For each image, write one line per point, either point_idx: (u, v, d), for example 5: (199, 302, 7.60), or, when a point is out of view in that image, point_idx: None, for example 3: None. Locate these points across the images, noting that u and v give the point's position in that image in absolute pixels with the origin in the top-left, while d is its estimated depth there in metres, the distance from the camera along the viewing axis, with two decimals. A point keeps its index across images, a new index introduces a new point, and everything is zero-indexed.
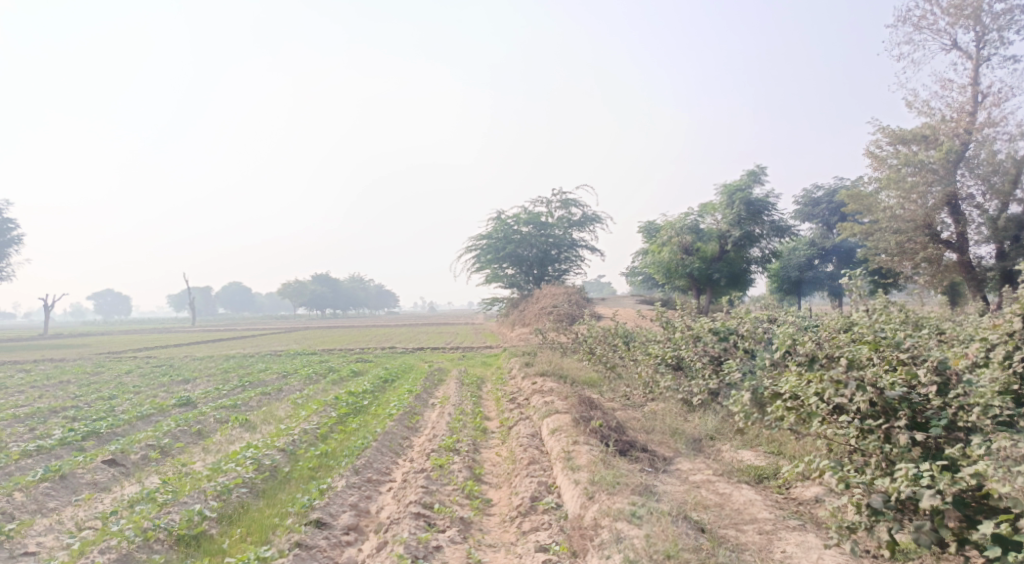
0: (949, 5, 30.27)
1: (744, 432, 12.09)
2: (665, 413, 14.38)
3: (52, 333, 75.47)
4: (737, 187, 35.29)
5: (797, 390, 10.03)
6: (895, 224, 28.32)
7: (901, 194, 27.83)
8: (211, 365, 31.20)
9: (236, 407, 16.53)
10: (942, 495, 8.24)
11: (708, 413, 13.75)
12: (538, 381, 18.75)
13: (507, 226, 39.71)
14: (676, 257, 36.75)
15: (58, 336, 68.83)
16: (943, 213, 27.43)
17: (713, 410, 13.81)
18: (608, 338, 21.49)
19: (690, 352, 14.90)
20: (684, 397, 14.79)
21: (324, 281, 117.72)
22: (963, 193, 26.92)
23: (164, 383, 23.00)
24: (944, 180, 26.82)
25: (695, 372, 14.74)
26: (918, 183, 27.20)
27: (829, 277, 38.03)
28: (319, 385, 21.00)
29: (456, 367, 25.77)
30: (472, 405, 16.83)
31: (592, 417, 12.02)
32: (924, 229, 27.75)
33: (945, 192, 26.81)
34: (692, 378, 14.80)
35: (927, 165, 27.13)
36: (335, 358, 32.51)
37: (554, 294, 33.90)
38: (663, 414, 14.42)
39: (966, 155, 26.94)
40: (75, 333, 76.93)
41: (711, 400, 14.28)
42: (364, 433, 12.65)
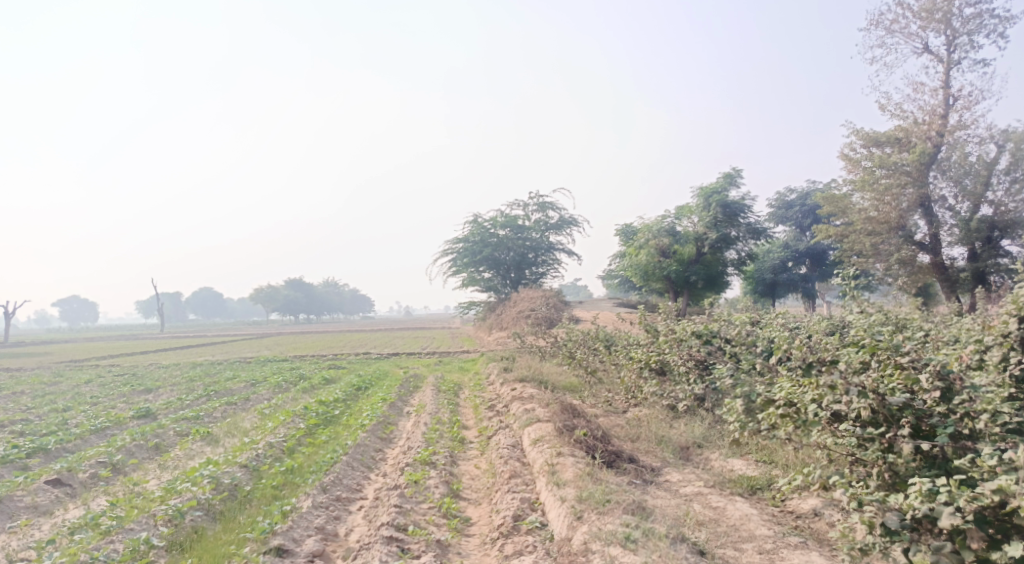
0: (920, 8, 30.13)
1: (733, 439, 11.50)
2: (651, 419, 13.80)
3: (17, 342, 73.65)
4: (712, 189, 34.92)
5: (793, 396, 9.50)
6: (869, 225, 28.03)
7: (875, 196, 27.57)
8: (178, 374, 30.28)
9: (199, 419, 15.76)
10: (962, 513, 7.76)
11: (695, 420, 13.19)
12: (516, 388, 18.15)
13: (483, 229, 39.04)
14: (653, 260, 36.07)
15: (23, 345, 67.12)
16: (916, 215, 27.21)
17: (701, 417, 13.25)
18: (588, 342, 20.95)
19: (674, 357, 14.31)
20: (668, 403, 14.20)
21: (298, 286, 116.35)
22: (935, 195, 26.77)
23: (126, 393, 22.12)
24: (917, 182, 26.62)
25: (679, 376, 14.17)
26: (892, 185, 26.97)
27: (804, 279, 37.75)
28: (288, 394, 20.21)
29: (431, 373, 25.10)
30: (448, 414, 16.19)
31: (576, 426, 11.36)
32: (898, 230, 27.48)
33: (918, 194, 26.61)
34: (676, 383, 14.25)
35: (902, 167, 26.92)
36: (307, 365, 31.70)
37: (531, 298, 33.31)
38: (648, 420, 13.85)
39: (938, 156, 26.74)
40: (40, 341, 75.11)
41: (696, 406, 13.70)
42: (334, 446, 11.94)
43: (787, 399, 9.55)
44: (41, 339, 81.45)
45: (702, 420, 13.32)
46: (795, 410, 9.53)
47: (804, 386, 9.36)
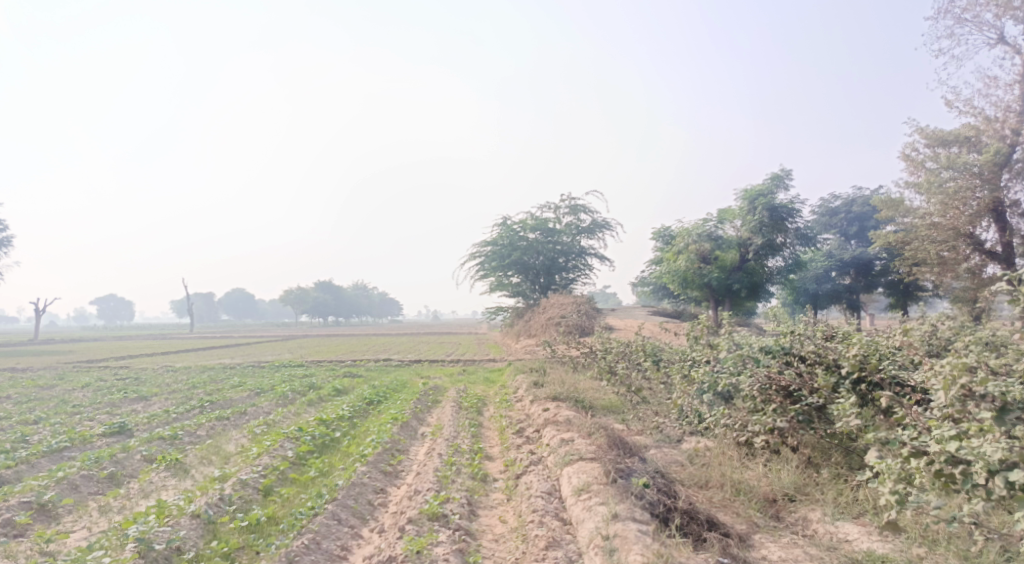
0: None
1: (835, 490, 9.07)
2: (723, 460, 11.08)
3: (41, 338, 72.41)
4: (758, 192, 31.93)
5: (966, 452, 7.86)
6: (933, 232, 25.11)
7: (941, 201, 24.52)
8: (180, 378, 28.07)
9: (177, 439, 13.38)
10: None
11: (779, 464, 10.61)
12: (550, 408, 15.54)
13: (512, 232, 36.50)
14: (693, 266, 33.30)
15: (44, 342, 65.83)
16: (986, 221, 24.03)
17: (786, 460, 10.76)
18: (633, 356, 18.24)
19: (743, 377, 11.49)
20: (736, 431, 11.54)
21: (326, 287, 114.40)
22: (1009, 199, 23.55)
23: (113, 401, 19.84)
24: (989, 183, 23.45)
25: (752, 402, 11.44)
26: (960, 189, 23.88)
27: (848, 290, 34.39)
28: (291, 409, 17.75)
29: (454, 386, 22.47)
30: (471, 439, 13.63)
31: (632, 472, 8.85)
32: (964, 237, 24.45)
33: (991, 198, 23.43)
34: (745, 409, 11.57)
35: (970, 169, 23.68)
36: (321, 372, 29.32)
37: (562, 303, 30.69)
38: (717, 461, 11.15)
39: (1013, 158, 23.61)
40: (63, 338, 73.93)
41: (778, 442, 11.04)
42: (322, 484, 9.58)
43: (956, 453, 7.94)
44: (66, 335, 80.38)
45: (789, 462, 10.73)
46: (964, 470, 7.91)
47: (988, 441, 7.79)
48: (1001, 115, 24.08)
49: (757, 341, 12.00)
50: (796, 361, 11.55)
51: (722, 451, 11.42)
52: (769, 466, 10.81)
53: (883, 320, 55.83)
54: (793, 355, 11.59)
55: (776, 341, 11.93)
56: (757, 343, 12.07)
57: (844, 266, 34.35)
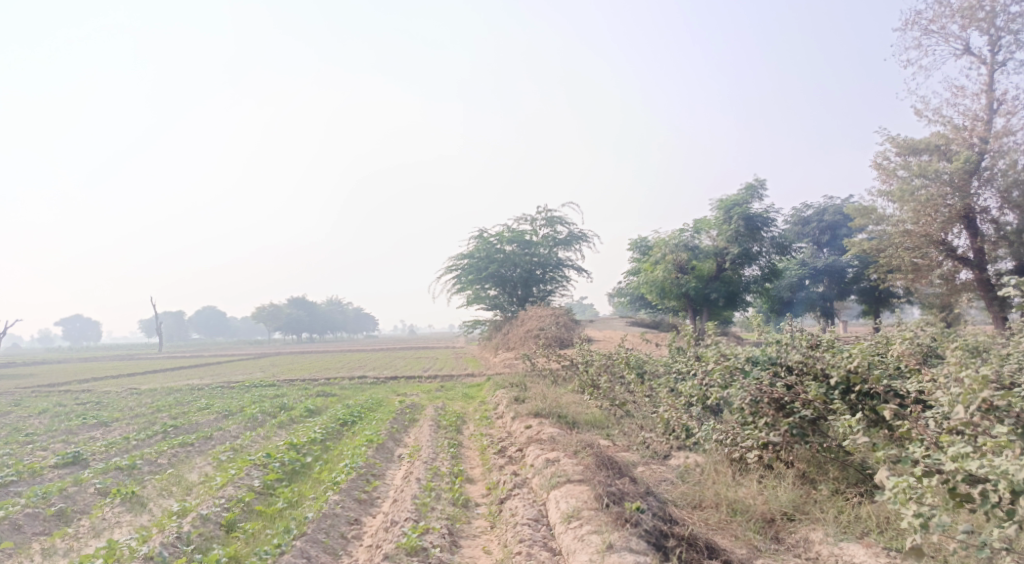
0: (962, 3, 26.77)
1: (838, 509, 8.74)
2: (716, 479, 10.49)
3: (9, 361, 70.84)
4: (734, 201, 31.64)
5: (988, 470, 7.79)
6: (907, 240, 24.70)
7: (913, 210, 24.13)
8: (145, 401, 27.13)
9: (136, 470, 12.61)
10: None
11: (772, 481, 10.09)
12: (531, 426, 14.90)
13: (488, 244, 35.96)
14: (670, 276, 32.83)
15: (12, 365, 64.39)
16: (957, 228, 23.62)
17: (778, 475, 10.29)
18: (616, 369, 17.69)
19: (732, 389, 10.91)
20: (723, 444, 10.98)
21: (300, 304, 112.88)
22: (979, 207, 23.15)
23: (74, 427, 18.96)
24: (960, 191, 23.03)
25: (741, 414, 10.87)
26: (931, 196, 23.44)
27: (823, 298, 34.10)
28: (261, 432, 16.99)
29: (431, 403, 21.77)
30: (449, 461, 12.98)
31: (624, 497, 8.56)
32: (937, 244, 24.07)
33: (961, 206, 23.01)
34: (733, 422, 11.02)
35: (941, 176, 23.30)
36: (294, 391, 28.52)
37: (539, 316, 30.09)
38: (709, 480, 10.57)
39: (982, 165, 23.21)
40: (31, 361, 72.27)
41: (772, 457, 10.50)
42: (287, 516, 8.94)
43: (975, 472, 7.89)
44: (33, 358, 78.62)
45: (783, 478, 10.20)
46: (984, 489, 7.86)
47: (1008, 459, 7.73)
48: (970, 121, 23.67)
49: (742, 352, 11.51)
50: (783, 371, 11.04)
51: (713, 467, 10.86)
52: (764, 483, 10.26)
53: (860, 325, 55.66)
54: (781, 365, 11.07)
55: (763, 351, 11.42)
56: (744, 352, 11.57)
57: (817, 274, 34.09)
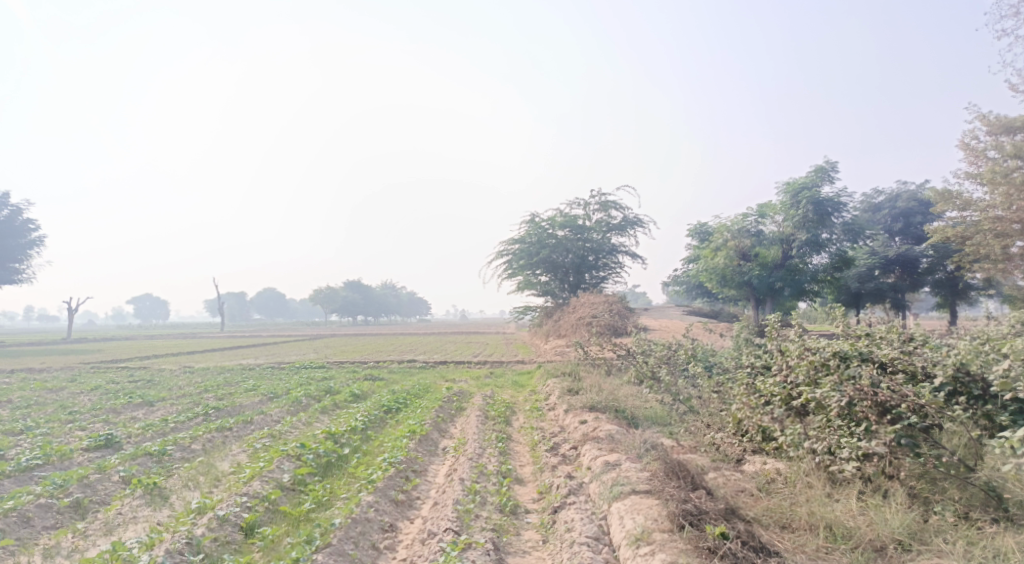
0: None
1: (966, 544, 8.32)
2: (811, 496, 9.20)
3: (74, 337, 72.07)
4: (802, 184, 29.77)
5: None
6: (997, 226, 22.89)
7: (1004, 195, 22.26)
8: (193, 380, 26.59)
9: (168, 456, 11.75)
10: None
11: (878, 499, 8.96)
12: (587, 421, 13.75)
13: (540, 229, 34.81)
14: (732, 264, 31.35)
15: (75, 340, 65.41)
16: None
17: (884, 494, 9.12)
18: (679, 363, 16.47)
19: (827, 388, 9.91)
20: (811, 450, 9.90)
21: (355, 287, 113.23)
22: None
23: (115, 407, 18.31)
24: None
25: (837, 419, 9.82)
26: None
27: (894, 290, 31.81)
28: (303, 417, 16.12)
29: (480, 391, 20.73)
30: (497, 458, 11.90)
31: (699, 520, 7.86)
32: None
33: None
34: (822, 427, 9.97)
35: None
36: (341, 374, 27.73)
37: (592, 303, 28.81)
38: (802, 499, 9.23)
39: None
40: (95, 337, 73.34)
41: (880, 473, 9.28)
42: (313, 525, 8.04)
43: None
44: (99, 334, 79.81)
45: (894, 498, 8.96)
46: None
47: None
48: None
49: (830, 347, 10.98)
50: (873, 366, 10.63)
51: (803, 480, 9.62)
52: (866, 500, 9.04)
53: (930, 319, 52.93)
54: (872, 361, 10.71)
55: (851, 345, 10.95)
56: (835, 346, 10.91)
57: (889, 264, 31.85)
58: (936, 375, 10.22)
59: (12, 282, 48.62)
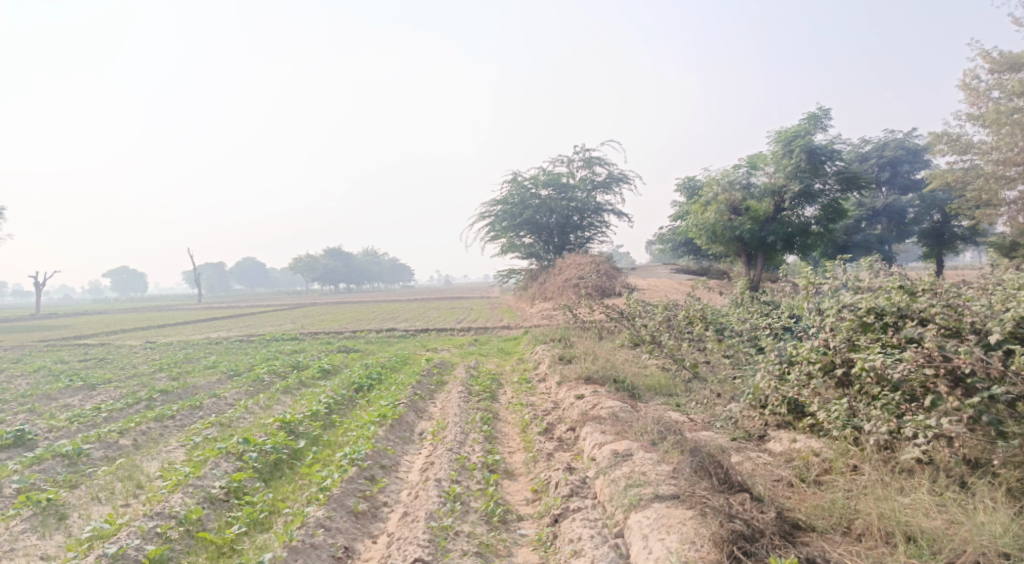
0: None
1: None
2: (873, 488, 7.62)
3: (52, 313, 69.62)
4: (794, 132, 27.44)
5: None
6: (997, 169, 21.05)
7: (1003, 137, 20.43)
8: (153, 357, 24.54)
9: (84, 458, 9.83)
10: None
11: (966, 500, 7.38)
12: (585, 396, 11.90)
13: (523, 188, 32.66)
14: (723, 219, 29.00)
15: (51, 315, 63.09)
16: None
17: (972, 490, 7.53)
18: (683, 325, 14.52)
19: (883, 356, 8.32)
20: (864, 429, 8.32)
21: (336, 255, 110.87)
22: None
23: (52, 393, 16.30)
24: None
25: (896, 394, 8.21)
26: None
27: (880, 242, 29.54)
28: (260, 399, 14.16)
29: (462, 361, 18.79)
30: (482, 447, 10.00)
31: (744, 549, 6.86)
32: None
33: None
34: (875, 401, 8.38)
35: None
36: (313, 346, 25.80)
37: (579, 263, 26.88)
38: (862, 491, 7.66)
39: None
40: (74, 311, 70.74)
41: (962, 463, 7.71)
42: None
43: None
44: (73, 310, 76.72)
45: (987, 495, 7.38)
46: None
47: None
48: None
49: (865, 302, 9.42)
50: (916, 326, 9.05)
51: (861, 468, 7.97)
52: (948, 495, 7.48)
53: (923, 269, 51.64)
54: (915, 318, 9.14)
55: (888, 300, 9.37)
56: (869, 299, 9.41)
57: (874, 216, 30.02)
58: (993, 331, 8.58)
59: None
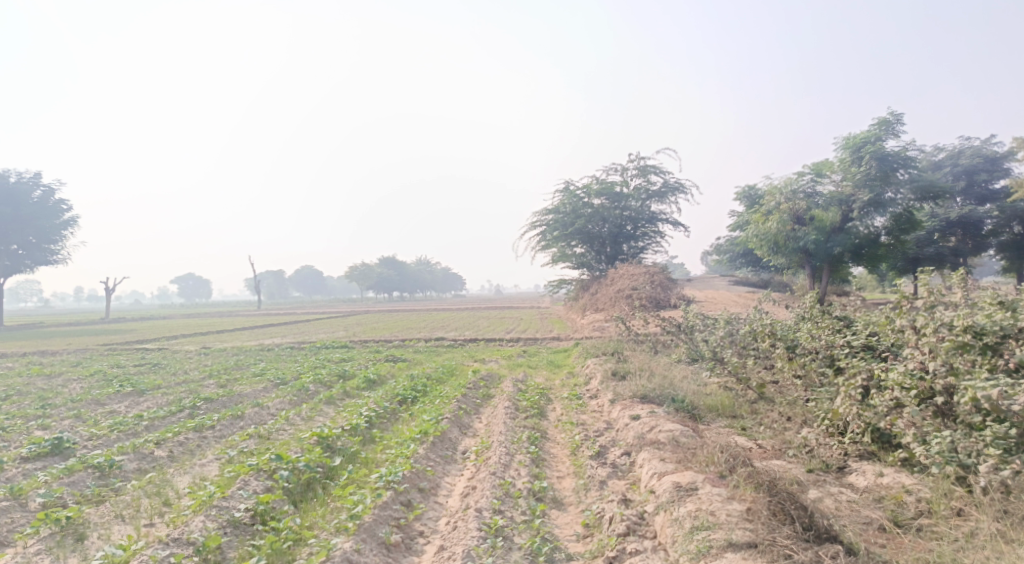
0: None
1: None
2: (990, 540, 7.85)
3: (112, 316, 70.64)
4: (864, 139, 26.18)
5: None
6: None
7: None
8: (201, 363, 24.20)
9: (117, 471, 9.30)
10: None
11: None
12: (642, 417, 11.13)
13: (576, 196, 31.89)
14: (786, 228, 27.50)
15: (112, 318, 63.99)
16: None
17: None
18: (746, 341, 13.62)
19: (1000, 387, 8.52)
20: (970, 467, 8.55)
21: (389, 263, 111.15)
22: None
23: (95, 399, 15.96)
24: None
25: (1004, 440, 8.44)
26: None
27: (954, 253, 28.17)
28: (301, 411, 13.59)
29: (511, 373, 18.03)
30: (529, 470, 9.30)
31: None
32: None
33: None
34: (983, 441, 8.57)
35: None
36: (362, 355, 25.33)
37: (633, 274, 25.98)
38: (975, 542, 7.90)
39: None
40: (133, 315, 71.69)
41: None
42: None
43: None
44: (139, 315, 77.95)
45: None
46: None
47: None
48: None
49: (961, 322, 9.17)
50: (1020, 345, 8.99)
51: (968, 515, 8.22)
52: None
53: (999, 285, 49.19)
54: (1018, 338, 9.02)
55: (988, 319, 9.13)
56: (964, 320, 9.18)
57: (948, 227, 28.31)
58: None
59: (46, 263, 45.51)
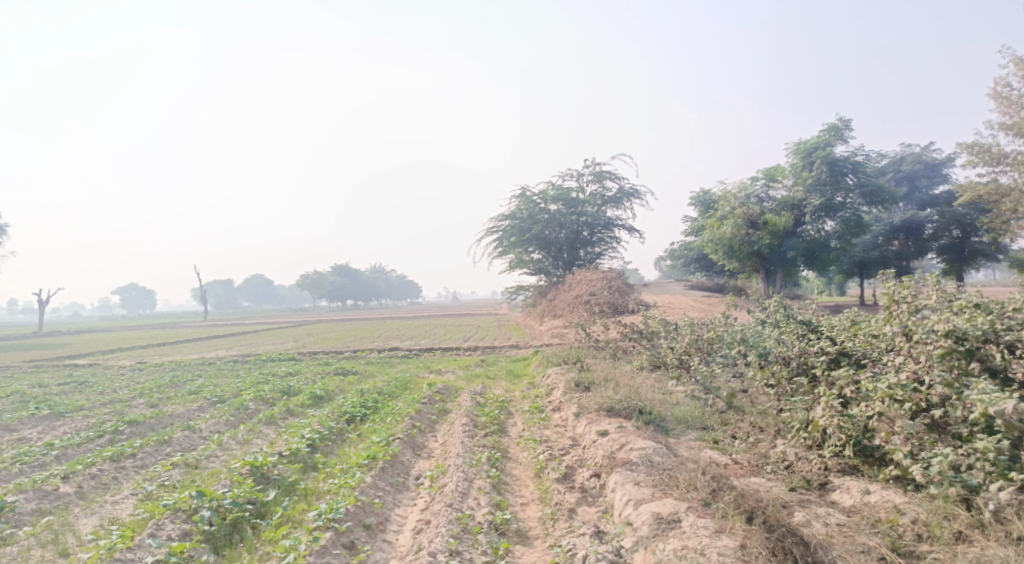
0: None
1: None
2: None
3: (56, 330, 68.22)
4: (814, 144, 25.78)
5: None
6: None
7: None
8: (138, 380, 22.74)
9: (11, 514, 8.10)
10: None
11: None
12: (609, 433, 10.20)
13: (531, 201, 31.04)
14: (740, 234, 26.83)
15: (53, 332, 61.63)
16: None
17: None
18: (714, 347, 12.76)
19: (1012, 401, 7.83)
20: (973, 487, 7.81)
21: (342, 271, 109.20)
22: None
23: (10, 424, 14.54)
24: None
25: (1006, 456, 7.77)
26: None
27: (897, 257, 27.52)
28: (236, 433, 12.38)
29: (466, 386, 16.99)
30: (487, 499, 8.29)
31: None
32: None
33: None
34: (981, 457, 7.87)
35: None
36: (309, 368, 24.10)
37: (590, 279, 25.17)
38: None
39: None
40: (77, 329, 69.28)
41: None
42: None
43: None
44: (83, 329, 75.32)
45: None
46: None
47: None
48: None
49: (944, 327, 8.50)
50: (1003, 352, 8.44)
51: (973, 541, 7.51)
52: None
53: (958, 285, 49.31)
54: (1002, 344, 8.47)
55: (971, 323, 8.49)
56: (945, 323, 8.53)
57: (892, 230, 27.72)
58: None
59: None
